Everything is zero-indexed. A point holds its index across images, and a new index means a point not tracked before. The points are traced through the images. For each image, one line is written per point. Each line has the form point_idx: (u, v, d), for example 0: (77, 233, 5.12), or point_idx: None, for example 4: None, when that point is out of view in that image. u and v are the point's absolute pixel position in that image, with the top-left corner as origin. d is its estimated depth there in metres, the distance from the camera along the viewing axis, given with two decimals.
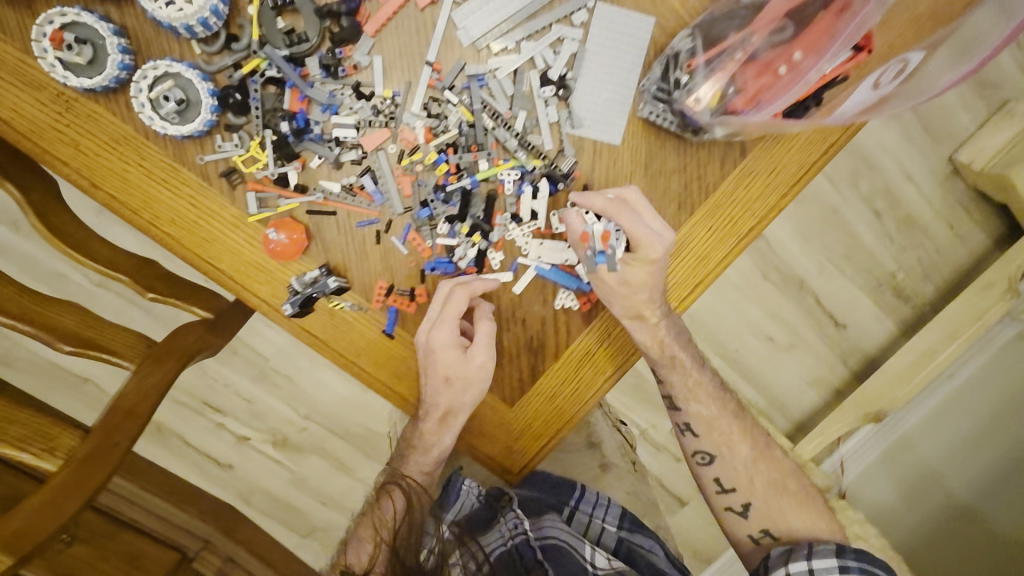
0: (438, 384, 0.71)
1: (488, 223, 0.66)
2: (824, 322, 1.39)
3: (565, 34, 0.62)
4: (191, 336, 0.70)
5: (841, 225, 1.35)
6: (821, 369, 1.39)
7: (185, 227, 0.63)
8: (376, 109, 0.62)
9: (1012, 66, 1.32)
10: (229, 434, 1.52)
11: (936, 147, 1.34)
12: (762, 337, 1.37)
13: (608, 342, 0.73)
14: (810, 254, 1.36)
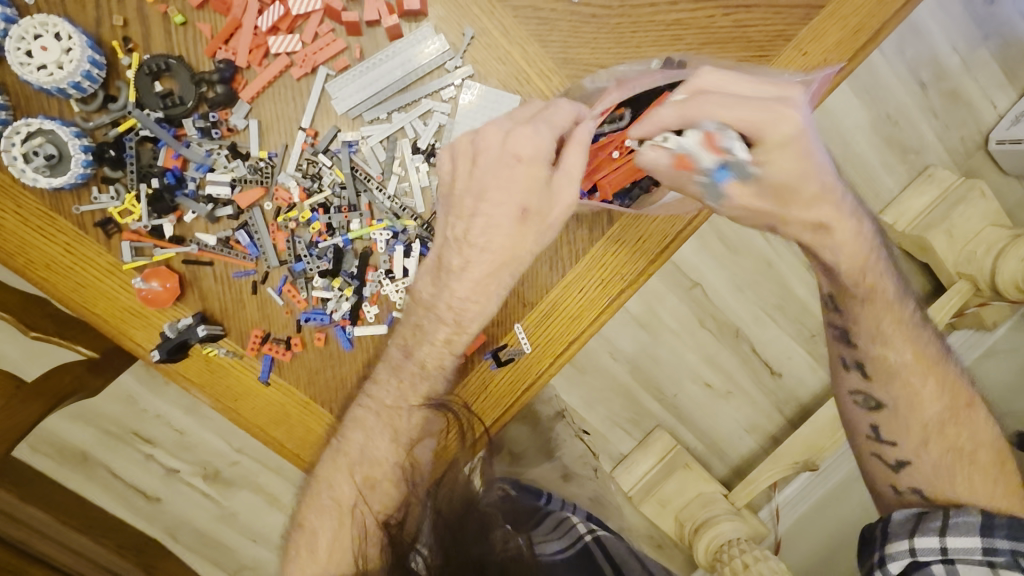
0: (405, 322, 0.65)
1: (360, 279, 0.69)
2: (761, 370, 1.42)
3: (435, 107, 0.66)
4: (67, 377, 0.72)
5: (774, 277, 1.39)
6: (759, 419, 1.42)
7: (59, 272, 0.65)
8: (252, 169, 0.65)
9: (932, 132, 1.30)
10: (158, 466, 1.49)
11: None
12: (700, 382, 1.41)
13: (485, 395, 0.75)
14: (746, 303, 1.39)
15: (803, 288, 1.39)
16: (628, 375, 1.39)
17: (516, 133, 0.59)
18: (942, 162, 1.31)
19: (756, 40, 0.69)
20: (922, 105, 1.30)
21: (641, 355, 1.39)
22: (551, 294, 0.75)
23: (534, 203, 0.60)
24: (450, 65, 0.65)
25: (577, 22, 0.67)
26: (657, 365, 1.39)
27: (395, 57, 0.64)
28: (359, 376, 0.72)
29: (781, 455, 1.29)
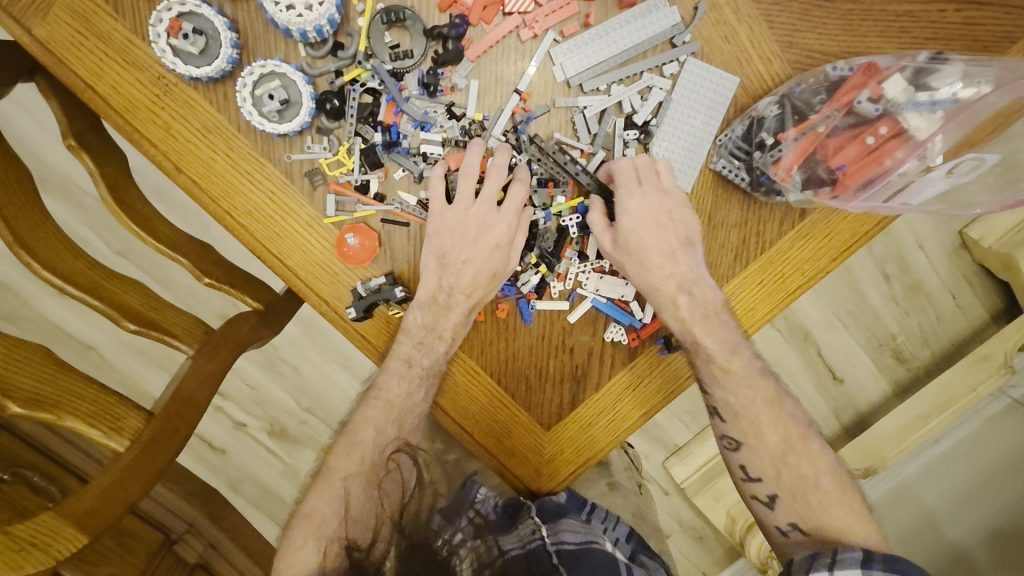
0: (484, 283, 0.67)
1: (555, 256, 0.69)
2: (824, 376, 1.40)
3: (655, 83, 0.64)
4: (246, 327, 0.71)
5: (851, 284, 1.37)
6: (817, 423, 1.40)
7: (260, 220, 0.64)
8: (464, 130, 0.63)
9: None
10: (227, 419, 1.50)
11: (948, 221, 1.35)
12: None
13: (650, 378, 0.75)
14: (819, 307, 1.38)
15: (877, 296, 1.38)
16: None
17: (484, 210, 0.65)
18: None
19: (981, 40, 0.67)
20: None
21: None
22: (730, 285, 0.73)
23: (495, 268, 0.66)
24: (678, 41, 0.63)
25: (809, 5, 0.64)
26: None
27: (626, 28, 0.62)
28: (531, 349, 0.73)
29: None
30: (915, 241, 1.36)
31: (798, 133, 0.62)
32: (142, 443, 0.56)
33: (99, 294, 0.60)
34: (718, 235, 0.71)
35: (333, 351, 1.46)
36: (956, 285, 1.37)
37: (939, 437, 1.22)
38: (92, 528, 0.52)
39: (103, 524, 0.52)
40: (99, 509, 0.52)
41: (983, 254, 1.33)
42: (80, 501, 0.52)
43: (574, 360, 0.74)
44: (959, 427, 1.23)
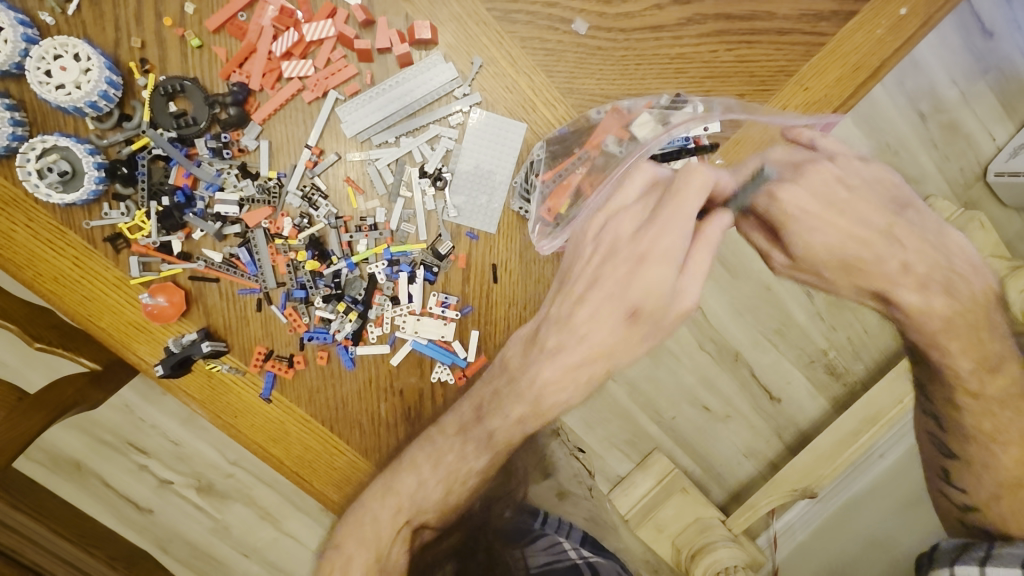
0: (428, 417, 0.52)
1: (365, 303, 0.71)
2: (761, 396, 1.41)
3: (442, 133, 0.67)
4: (70, 389, 0.73)
5: (772, 302, 1.38)
6: (758, 444, 1.42)
7: (66, 286, 0.66)
8: (260, 188, 0.66)
9: (934, 161, 1.33)
10: (152, 477, 1.48)
11: None
12: (698, 405, 1.41)
13: None
14: (743, 327, 1.40)
15: (801, 313, 1.39)
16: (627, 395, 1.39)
17: None
18: (941, 192, 1.33)
19: (758, 75, 0.70)
20: (921, 135, 1.31)
21: (645, 376, 1.39)
22: None
23: None
24: (458, 93, 0.67)
25: (582, 55, 0.68)
26: (660, 383, 1.39)
27: (406, 85, 0.66)
28: (361, 393, 0.74)
29: (779, 482, 1.25)
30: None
31: (550, 177, 0.67)
32: None
33: None
34: (533, 270, 0.73)
35: None
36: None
37: (882, 450, 1.29)
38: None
39: None
40: None
41: None
42: None
43: (405, 402, 0.75)
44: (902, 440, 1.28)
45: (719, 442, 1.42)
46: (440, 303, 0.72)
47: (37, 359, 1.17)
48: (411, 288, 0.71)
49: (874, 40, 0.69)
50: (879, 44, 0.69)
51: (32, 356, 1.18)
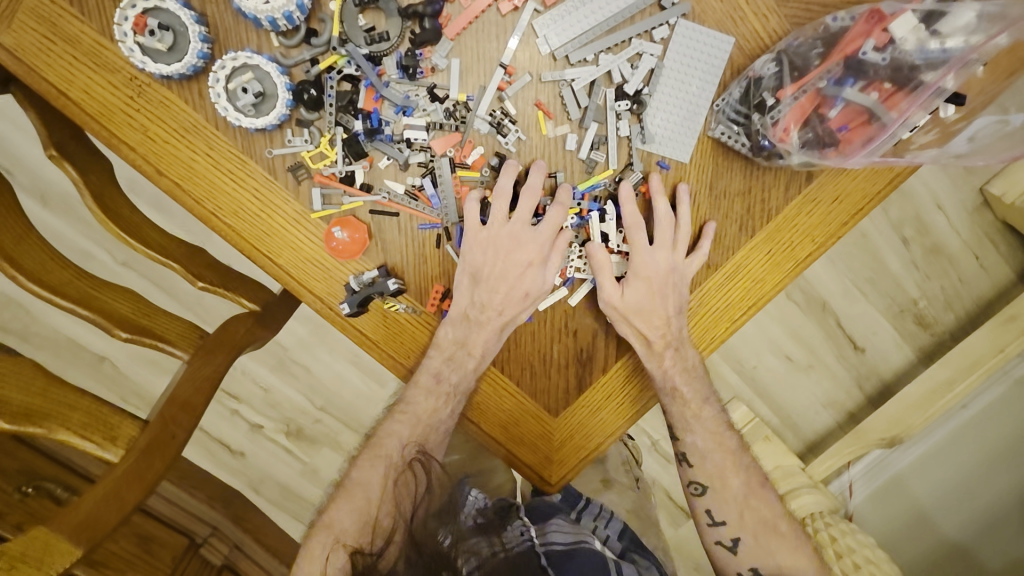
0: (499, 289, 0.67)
1: None
2: (844, 345, 1.35)
3: (645, 50, 0.61)
4: (242, 328, 0.71)
5: (868, 249, 1.32)
6: (838, 394, 1.36)
7: (246, 219, 0.62)
8: (448, 113, 0.61)
9: None
10: (244, 422, 1.50)
11: (967, 178, 1.30)
12: (781, 356, 1.35)
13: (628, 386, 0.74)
14: (834, 275, 1.33)
15: (897, 262, 1.32)
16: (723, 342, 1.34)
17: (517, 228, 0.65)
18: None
19: None
20: None
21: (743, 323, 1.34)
22: (737, 256, 0.70)
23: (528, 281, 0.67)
24: (666, 2, 0.60)
25: None
26: (751, 332, 1.34)
27: None
28: (538, 335, 0.72)
29: (863, 433, 1.19)
30: (933, 202, 1.30)
31: (796, 90, 0.56)
32: (138, 450, 0.54)
33: (85, 303, 0.59)
34: (722, 205, 0.68)
35: (348, 351, 1.45)
36: (981, 246, 1.32)
37: (967, 402, 1.19)
38: (89, 537, 0.51)
39: (99, 534, 0.51)
40: (92, 520, 0.51)
41: (1005, 212, 1.28)
42: (77, 510, 0.51)
43: (578, 344, 0.73)
44: (986, 391, 1.19)
45: (799, 392, 1.36)
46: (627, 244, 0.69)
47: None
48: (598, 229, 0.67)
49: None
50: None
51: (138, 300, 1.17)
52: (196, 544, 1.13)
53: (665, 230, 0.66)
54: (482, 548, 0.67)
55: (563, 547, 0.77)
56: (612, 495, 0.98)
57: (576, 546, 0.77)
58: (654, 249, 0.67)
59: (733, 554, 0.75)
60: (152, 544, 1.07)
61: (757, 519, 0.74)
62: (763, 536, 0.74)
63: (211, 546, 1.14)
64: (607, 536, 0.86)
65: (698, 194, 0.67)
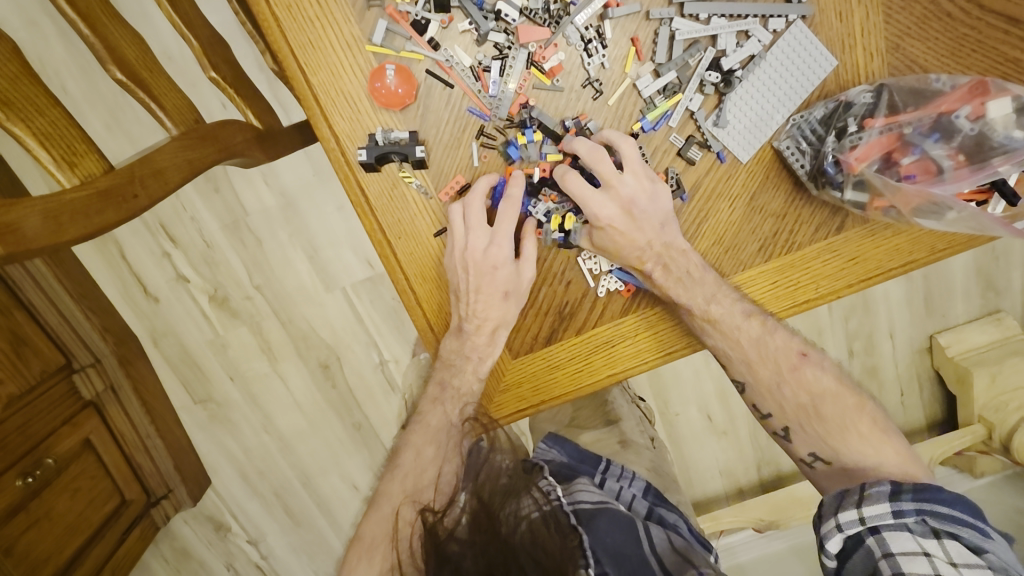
0: (494, 299, 0.66)
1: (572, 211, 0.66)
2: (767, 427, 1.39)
3: (754, 32, 0.60)
4: (240, 137, 0.64)
5: None
6: (738, 465, 1.41)
7: (297, 20, 0.57)
8: (545, 7, 0.58)
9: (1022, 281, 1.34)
10: (171, 269, 1.38)
11: (925, 320, 1.35)
12: (708, 411, 1.38)
13: (595, 357, 0.71)
14: None
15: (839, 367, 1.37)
16: (655, 379, 1.37)
17: (477, 236, 0.64)
18: (1015, 311, 1.35)
19: None
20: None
21: (677, 367, 1.36)
22: (745, 273, 0.68)
23: (512, 287, 0.67)
24: None
25: (924, 14, 0.60)
26: (687, 381, 1.37)
27: None
28: None
29: (746, 508, 1.28)
30: (889, 329, 1.36)
31: (884, 125, 0.57)
32: (93, 190, 0.47)
33: (88, 22, 0.52)
34: (754, 218, 0.66)
35: (306, 240, 1.35)
36: (909, 384, 1.39)
37: None
38: (8, 249, 0.40)
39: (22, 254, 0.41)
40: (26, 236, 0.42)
41: (943, 362, 1.35)
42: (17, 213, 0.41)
43: (566, 296, 0.70)
44: None
45: (705, 452, 1.41)
46: None
47: (98, 96, 1.07)
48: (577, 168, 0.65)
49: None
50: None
51: (106, 95, 1.08)
52: (71, 370, 1.05)
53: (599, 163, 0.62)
54: (530, 509, 0.63)
55: (590, 506, 0.74)
56: (631, 455, 1.00)
57: (602, 506, 0.74)
58: (603, 193, 0.63)
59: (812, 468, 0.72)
60: (24, 349, 0.96)
61: (799, 435, 0.71)
62: (806, 422, 0.71)
63: (85, 377, 1.06)
64: (631, 495, 0.84)
65: (738, 198, 0.66)
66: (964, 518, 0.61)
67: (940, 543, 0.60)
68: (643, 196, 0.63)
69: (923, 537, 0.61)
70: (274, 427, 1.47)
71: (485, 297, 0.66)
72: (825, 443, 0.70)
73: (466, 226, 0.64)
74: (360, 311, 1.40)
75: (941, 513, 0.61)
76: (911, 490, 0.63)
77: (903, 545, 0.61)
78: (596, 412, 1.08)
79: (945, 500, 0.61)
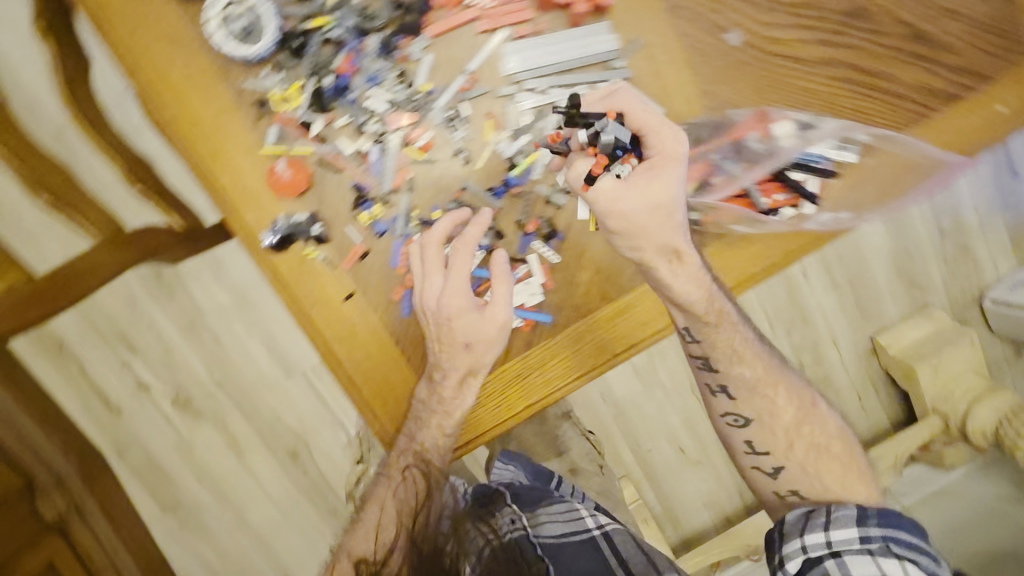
0: (455, 350, 0.72)
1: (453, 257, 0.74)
2: None
3: (587, 95, 0.72)
4: (160, 239, 0.73)
5: None
6: (722, 496, 1.45)
7: (201, 134, 0.67)
8: (410, 97, 0.69)
9: (942, 275, 1.41)
10: (132, 377, 1.42)
11: (863, 324, 1.41)
12: (676, 444, 1.42)
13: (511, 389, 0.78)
14: None
15: None
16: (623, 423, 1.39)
17: (439, 279, 0.70)
18: (942, 304, 1.43)
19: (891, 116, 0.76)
20: (938, 249, 1.40)
21: (639, 405, 1.40)
22: (627, 297, 0.76)
23: (472, 338, 0.72)
24: (612, 64, 0.71)
25: (728, 63, 0.74)
26: (650, 416, 1.40)
27: (569, 43, 0.70)
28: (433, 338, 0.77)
29: (735, 535, 1.30)
30: (831, 337, 1.41)
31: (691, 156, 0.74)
32: None
33: None
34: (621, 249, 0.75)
35: (262, 330, 1.41)
36: (863, 389, 1.44)
37: None
38: None
39: None
40: None
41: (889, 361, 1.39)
42: None
43: None
44: None
45: (684, 485, 1.44)
46: (477, 246, 0.74)
47: None
48: (457, 227, 0.73)
49: (972, 128, 0.76)
50: (970, 132, 0.76)
51: None
52: None
53: (633, 112, 0.63)
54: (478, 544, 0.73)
55: (552, 540, 0.82)
56: None
57: (565, 538, 0.82)
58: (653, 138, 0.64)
59: (773, 477, 0.77)
60: None
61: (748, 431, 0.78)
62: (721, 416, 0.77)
63: None
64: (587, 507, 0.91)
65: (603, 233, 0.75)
66: (920, 545, 0.68)
67: (900, 565, 0.67)
68: (669, 140, 0.63)
69: (884, 561, 0.67)
70: (247, 523, 1.47)
71: (449, 349, 0.72)
72: (822, 485, 0.75)
73: (425, 275, 0.71)
74: (320, 392, 1.44)
75: (902, 539, 0.68)
76: (876, 516, 0.69)
77: (863, 568, 0.67)
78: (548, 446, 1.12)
79: (905, 527, 0.68)
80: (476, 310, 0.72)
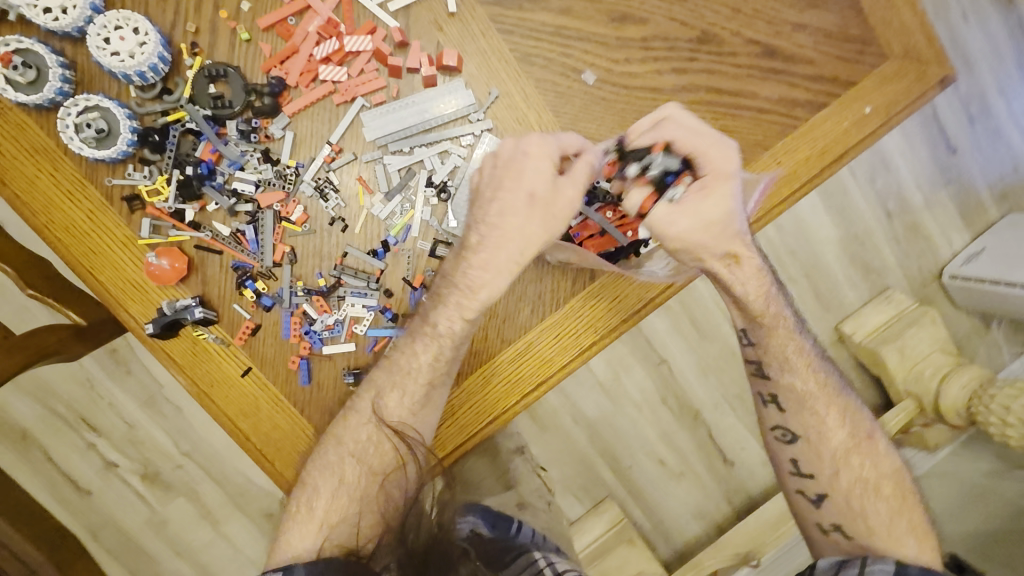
0: (501, 234, 0.66)
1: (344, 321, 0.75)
2: (714, 455, 1.37)
3: (452, 150, 0.74)
4: (53, 337, 0.75)
5: (737, 365, 1.36)
6: (706, 503, 1.37)
7: (74, 235, 0.69)
8: (278, 174, 0.72)
9: (895, 256, 1.39)
10: (99, 458, 1.41)
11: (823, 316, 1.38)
12: (655, 457, 1.36)
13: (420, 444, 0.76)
14: (708, 387, 1.36)
15: None
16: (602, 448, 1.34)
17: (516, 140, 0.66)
18: (900, 286, 1.40)
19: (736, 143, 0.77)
20: (886, 233, 1.39)
21: (613, 421, 1.34)
22: (530, 335, 0.76)
23: (542, 190, 0.65)
24: (474, 117, 0.74)
25: (587, 102, 0.75)
26: (627, 432, 1.35)
27: (427, 104, 0.73)
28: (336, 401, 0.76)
29: (724, 544, 1.26)
30: None
31: None
32: None
33: None
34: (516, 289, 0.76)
35: None
36: None
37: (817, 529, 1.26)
38: None
39: None
40: None
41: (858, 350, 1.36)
42: None
43: None
44: None
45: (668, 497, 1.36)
46: (366, 307, 0.75)
47: None
48: (344, 291, 0.75)
49: (825, 135, 0.76)
50: (831, 144, 0.76)
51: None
52: None
53: (689, 139, 0.63)
54: None
55: None
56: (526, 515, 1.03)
57: None
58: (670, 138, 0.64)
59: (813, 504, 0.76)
60: None
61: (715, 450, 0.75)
62: None
63: None
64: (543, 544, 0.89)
65: None
66: None
67: None
68: (708, 145, 0.63)
69: None
70: None
71: (496, 241, 0.66)
72: (866, 526, 0.72)
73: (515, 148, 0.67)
74: None
75: None
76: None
77: None
78: (498, 479, 1.12)
79: None
80: (553, 181, 0.65)
